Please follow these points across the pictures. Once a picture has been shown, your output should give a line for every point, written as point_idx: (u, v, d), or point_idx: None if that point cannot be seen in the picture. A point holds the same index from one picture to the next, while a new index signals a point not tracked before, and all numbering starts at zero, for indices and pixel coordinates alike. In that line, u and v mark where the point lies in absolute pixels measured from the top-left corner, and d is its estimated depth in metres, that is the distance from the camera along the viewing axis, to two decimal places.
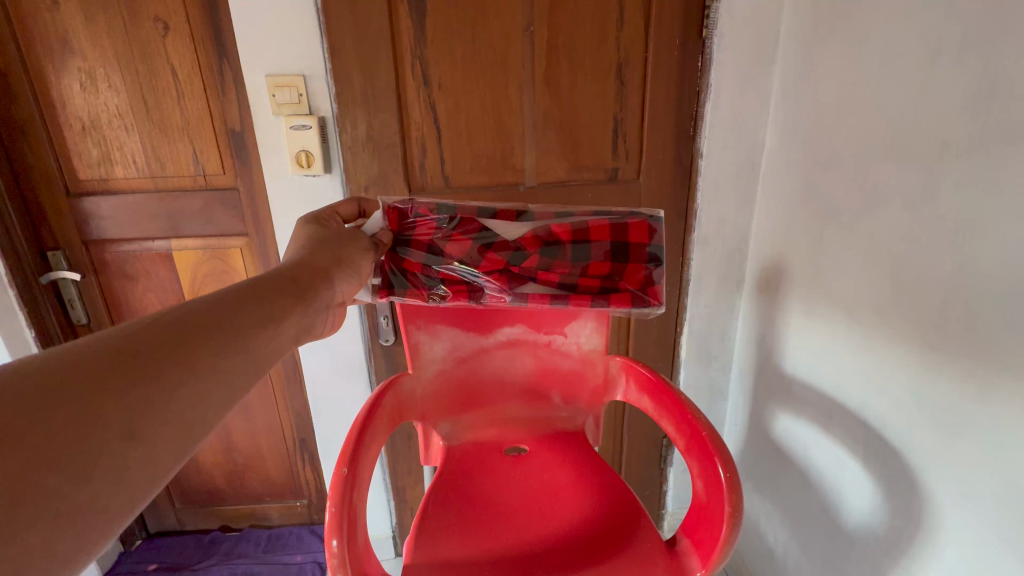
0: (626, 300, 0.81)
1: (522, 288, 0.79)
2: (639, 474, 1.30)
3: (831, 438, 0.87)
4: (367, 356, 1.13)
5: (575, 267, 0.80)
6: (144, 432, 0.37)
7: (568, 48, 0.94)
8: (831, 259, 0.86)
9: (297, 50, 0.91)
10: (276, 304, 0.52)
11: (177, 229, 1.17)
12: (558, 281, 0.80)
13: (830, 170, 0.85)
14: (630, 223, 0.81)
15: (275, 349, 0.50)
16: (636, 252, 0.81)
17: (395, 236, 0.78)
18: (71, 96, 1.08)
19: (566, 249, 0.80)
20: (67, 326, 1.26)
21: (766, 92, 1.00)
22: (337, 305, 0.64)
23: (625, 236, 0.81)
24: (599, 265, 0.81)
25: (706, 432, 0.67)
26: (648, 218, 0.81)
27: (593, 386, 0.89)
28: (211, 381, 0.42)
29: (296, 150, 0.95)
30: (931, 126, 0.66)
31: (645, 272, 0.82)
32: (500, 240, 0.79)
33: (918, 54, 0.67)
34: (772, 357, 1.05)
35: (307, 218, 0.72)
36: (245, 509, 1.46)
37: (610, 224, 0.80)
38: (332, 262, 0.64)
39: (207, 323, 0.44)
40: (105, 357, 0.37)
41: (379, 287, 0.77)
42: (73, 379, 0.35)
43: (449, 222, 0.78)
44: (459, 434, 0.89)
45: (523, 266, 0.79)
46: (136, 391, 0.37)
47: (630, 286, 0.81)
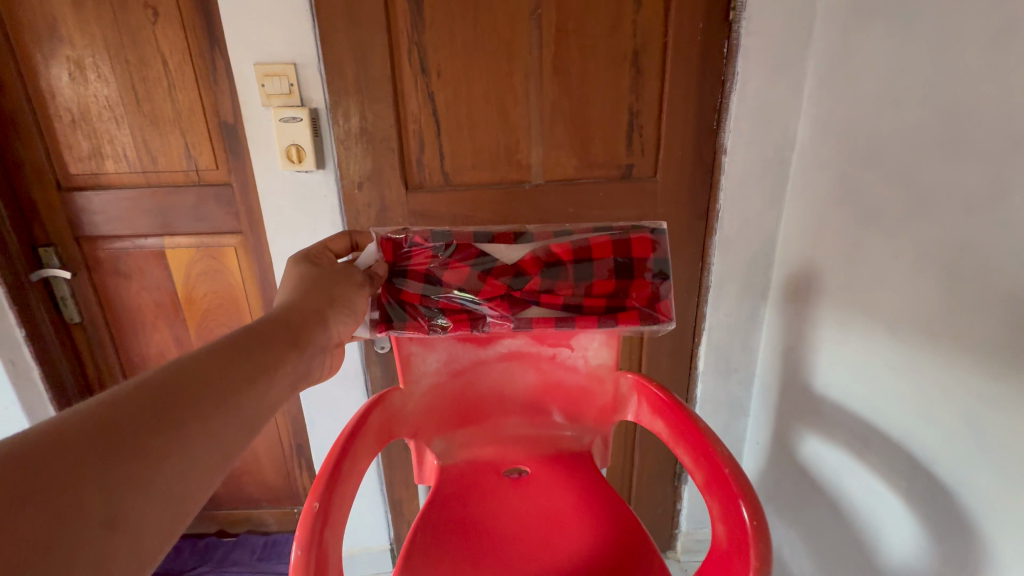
0: (632, 317, 0.74)
1: (525, 311, 0.74)
2: (650, 491, 1.23)
3: (869, 468, 0.78)
4: (362, 364, 1.07)
5: (580, 287, 0.74)
6: (126, 513, 0.36)
7: (580, 33, 0.86)
8: (871, 268, 0.76)
9: (287, 37, 0.85)
10: (265, 356, 0.52)
11: (169, 226, 1.12)
12: (562, 302, 0.74)
13: (870, 168, 0.76)
14: (632, 237, 0.74)
15: (266, 402, 0.50)
16: (641, 267, 0.75)
17: (391, 267, 0.73)
18: (60, 87, 1.03)
19: (568, 269, 0.74)
20: (61, 325, 1.22)
21: (798, 80, 0.91)
22: (332, 347, 0.63)
23: (628, 251, 0.74)
24: (603, 284, 0.74)
25: (730, 468, 0.58)
26: (650, 231, 0.75)
27: (602, 404, 0.81)
28: (197, 445, 0.43)
29: (286, 144, 0.90)
30: (996, 118, 0.57)
31: (651, 288, 0.75)
32: (500, 264, 0.74)
33: (982, 32, 0.58)
34: (800, 373, 0.96)
35: (297, 254, 0.68)
36: (241, 514, 1.42)
37: (610, 241, 0.74)
38: (324, 304, 0.62)
39: (192, 387, 0.45)
40: (87, 435, 0.37)
41: (377, 320, 0.73)
42: (53, 465, 0.35)
43: (444, 250, 0.73)
44: (454, 452, 0.82)
45: (524, 289, 0.74)
46: (119, 470, 0.37)
47: (636, 303, 0.75)
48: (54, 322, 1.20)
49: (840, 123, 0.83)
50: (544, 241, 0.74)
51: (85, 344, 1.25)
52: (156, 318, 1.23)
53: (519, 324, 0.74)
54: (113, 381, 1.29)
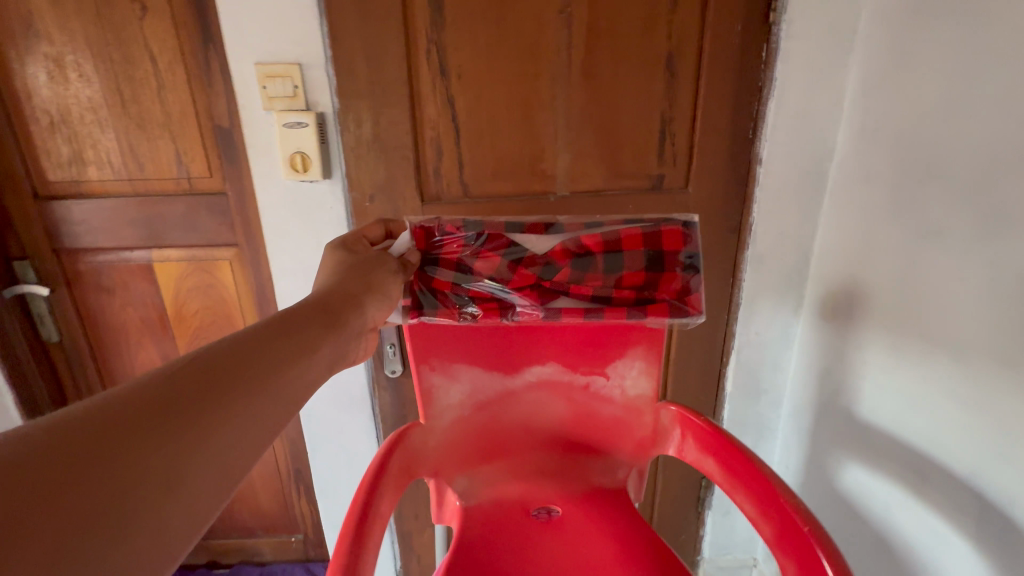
0: (662, 310, 0.67)
1: (552, 302, 0.67)
2: (673, 516, 1.16)
3: (928, 504, 0.72)
4: (370, 387, 0.99)
5: (608, 279, 0.67)
6: (182, 480, 0.35)
7: (611, 33, 0.80)
8: (931, 290, 0.71)
9: (291, 34, 0.77)
10: (304, 337, 0.51)
11: (158, 238, 1.04)
12: (590, 295, 0.68)
13: (930, 184, 0.71)
14: (662, 229, 0.67)
15: (305, 384, 0.49)
16: (672, 260, 0.68)
17: (423, 255, 0.68)
18: (37, 87, 0.94)
19: (597, 260, 0.67)
20: (37, 345, 1.12)
21: (839, 88, 0.86)
22: (368, 331, 0.59)
23: (658, 243, 0.67)
24: (633, 277, 0.67)
25: (809, 526, 0.52)
26: (682, 224, 0.67)
27: (640, 437, 0.74)
28: (243, 422, 0.41)
29: (290, 151, 0.82)
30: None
31: (681, 282, 0.68)
32: (530, 253, 0.68)
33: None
34: (840, 398, 0.90)
35: (333, 242, 0.64)
36: (235, 543, 1.33)
37: (641, 232, 0.67)
38: (361, 288, 0.59)
39: (240, 363, 0.44)
40: (144, 400, 0.36)
41: (409, 307, 0.66)
42: (112, 426, 0.34)
43: (476, 239, 0.68)
44: (477, 490, 0.74)
45: (553, 280, 0.67)
46: (174, 436, 0.36)
47: (666, 296, 0.68)
48: (30, 341, 1.10)
49: (890, 133, 0.77)
50: (573, 231, 0.68)
51: (64, 366, 1.15)
52: (143, 336, 1.13)
53: (547, 315, 0.67)
54: None
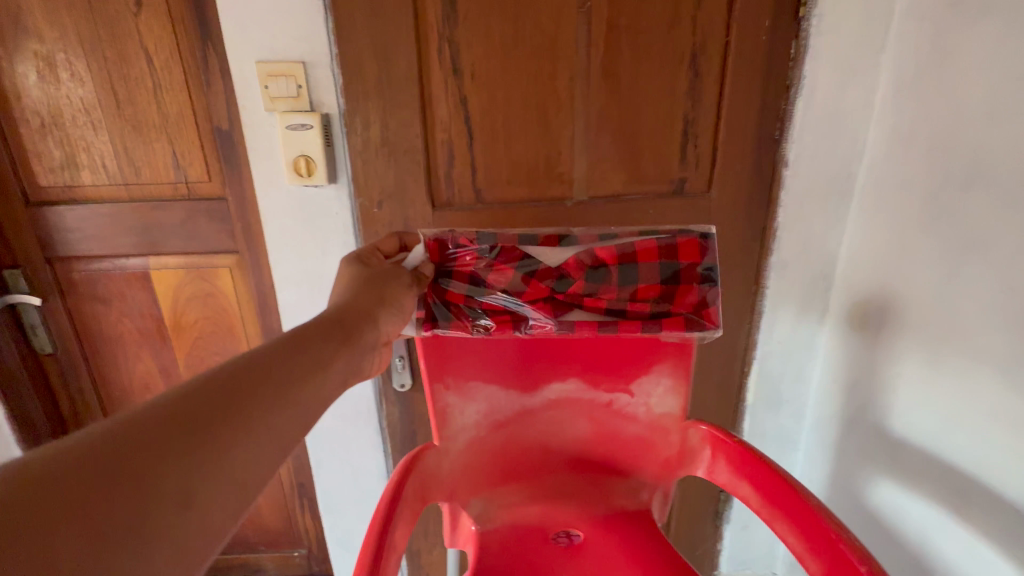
0: (677, 324, 0.64)
1: (565, 316, 0.63)
2: (691, 531, 1.12)
3: (968, 527, 0.69)
4: (377, 400, 0.95)
5: (622, 293, 0.64)
6: (200, 497, 0.36)
7: (633, 30, 0.76)
8: (974, 301, 0.67)
9: (295, 31, 0.73)
10: (320, 350, 0.50)
11: (154, 245, 0.99)
12: (604, 308, 0.64)
13: (973, 189, 0.66)
14: (679, 241, 0.63)
15: (321, 398, 0.49)
16: (689, 273, 0.63)
17: (437, 268, 0.64)
18: (27, 87, 0.90)
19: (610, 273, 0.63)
20: (29, 357, 1.07)
21: (870, 87, 0.82)
22: (382, 344, 0.58)
23: (674, 255, 0.63)
24: (648, 290, 0.64)
25: (865, 564, 0.47)
26: (699, 235, 0.63)
27: (665, 458, 0.70)
28: (260, 439, 0.41)
29: (293, 155, 0.78)
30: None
31: (698, 295, 0.64)
32: (542, 266, 0.63)
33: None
34: (870, 411, 0.86)
35: (348, 256, 0.62)
36: (236, 558, 1.28)
37: (656, 245, 0.63)
38: (375, 301, 0.57)
39: (257, 377, 0.44)
40: (164, 419, 0.36)
41: (422, 319, 0.62)
42: (132, 445, 0.34)
43: (490, 251, 0.63)
44: (493, 513, 0.70)
45: (565, 294, 0.63)
46: (193, 455, 0.36)
47: (681, 309, 0.64)
48: (22, 353, 1.06)
49: (928, 134, 0.73)
50: (587, 243, 0.64)
51: (58, 377, 1.10)
52: (140, 347, 1.09)
53: (560, 328, 0.64)
54: (90, 417, 1.15)
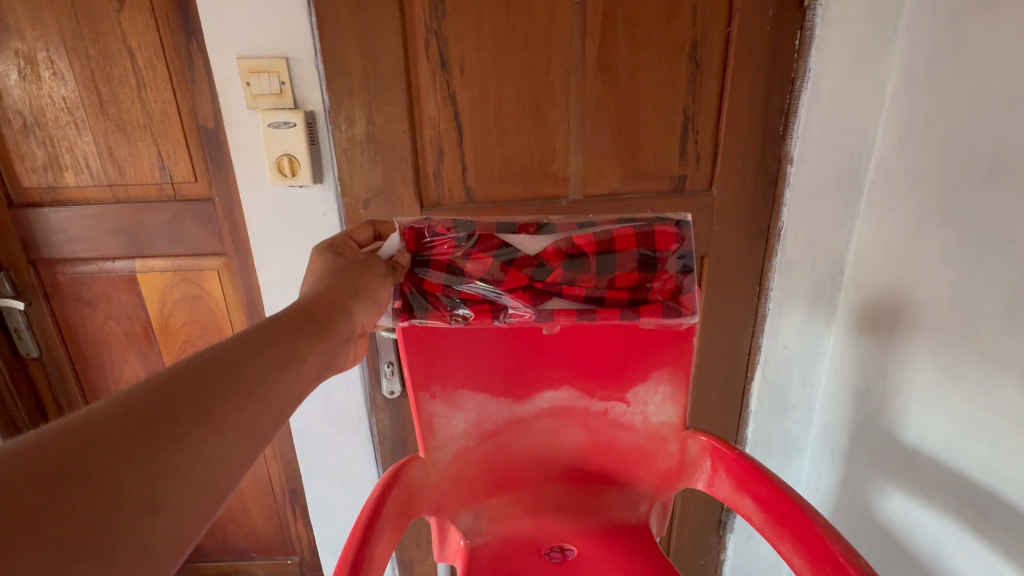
0: (654, 311, 0.61)
1: (544, 304, 0.61)
2: (693, 541, 1.09)
3: (988, 543, 0.65)
4: (367, 406, 0.92)
5: (600, 281, 0.61)
6: (166, 500, 0.34)
7: (631, 22, 0.72)
8: (994, 304, 0.63)
9: (278, 25, 0.70)
10: (294, 344, 0.47)
11: (140, 247, 0.97)
12: (582, 296, 0.61)
13: (994, 184, 0.63)
14: (655, 230, 0.60)
15: (297, 392, 0.46)
16: (665, 261, 0.61)
17: (414, 257, 0.61)
18: (9, 86, 0.88)
19: (587, 262, 0.60)
20: (16, 361, 1.05)
21: (880, 78, 0.78)
22: (357, 336, 0.55)
23: (650, 244, 0.60)
24: (624, 279, 0.61)
25: None
26: (675, 223, 0.60)
27: (664, 469, 0.67)
28: (231, 434, 0.39)
29: (276, 154, 0.75)
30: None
31: (675, 282, 0.61)
32: (520, 255, 0.60)
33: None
34: (881, 419, 0.82)
35: (320, 244, 0.59)
36: (229, 566, 1.26)
37: (635, 232, 0.60)
38: (349, 292, 0.54)
39: (225, 373, 0.41)
40: (122, 423, 0.34)
41: (399, 310, 0.59)
42: (88, 453, 0.32)
43: (467, 240, 0.60)
44: (484, 527, 0.67)
45: (544, 282, 0.60)
46: (155, 458, 0.34)
47: (657, 297, 0.61)
48: (8, 357, 1.04)
49: (944, 127, 0.69)
50: (565, 230, 0.61)
51: (45, 382, 1.08)
52: (127, 351, 1.07)
53: (539, 317, 0.61)
54: None
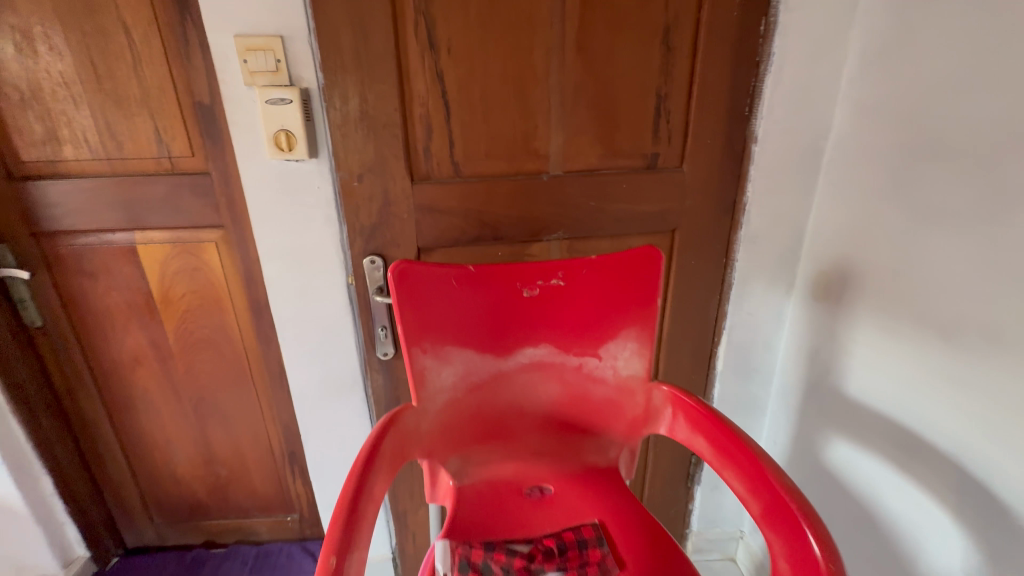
0: (627, 307, 0.71)
1: (537, 307, 0.71)
2: (663, 493, 1.18)
3: (911, 480, 0.74)
4: (362, 370, 0.99)
5: (585, 290, 0.71)
6: None
7: (607, 4, 0.77)
8: (928, 271, 0.71)
9: (273, 5, 0.74)
10: None
11: (140, 220, 1.01)
12: (567, 301, 0.71)
13: (930, 162, 0.70)
14: (634, 253, 0.70)
15: None
16: (639, 279, 0.70)
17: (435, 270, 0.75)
18: (5, 61, 0.90)
19: (574, 276, 0.70)
20: (20, 330, 1.09)
21: (838, 64, 0.84)
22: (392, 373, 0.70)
23: (629, 265, 0.70)
24: (605, 289, 0.71)
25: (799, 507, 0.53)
26: (651, 249, 0.70)
27: (632, 418, 0.74)
28: None
29: (273, 129, 0.79)
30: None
31: (647, 292, 0.70)
32: (518, 269, 0.70)
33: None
34: (829, 377, 0.91)
35: None
36: (231, 524, 1.33)
37: (615, 255, 0.70)
38: None
39: None
40: None
41: None
42: None
43: None
44: (470, 471, 0.75)
45: (537, 291, 0.71)
46: None
47: (630, 300, 0.71)
48: (13, 327, 1.08)
49: (890, 111, 0.76)
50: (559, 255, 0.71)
51: (49, 350, 1.12)
52: (128, 320, 1.11)
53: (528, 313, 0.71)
54: (83, 393, 1.17)
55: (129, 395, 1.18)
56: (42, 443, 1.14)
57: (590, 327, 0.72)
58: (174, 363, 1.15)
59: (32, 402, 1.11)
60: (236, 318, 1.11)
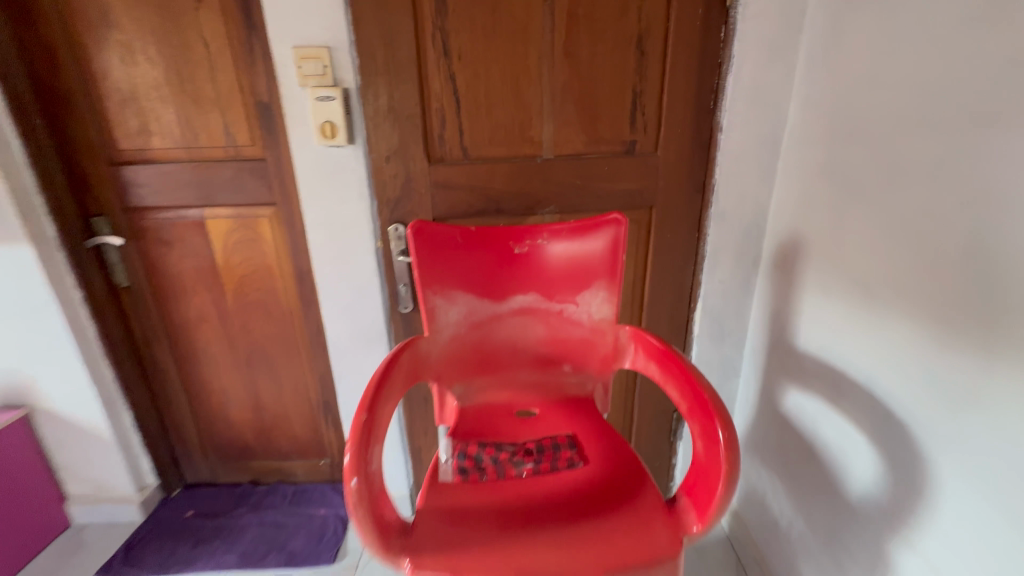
0: (597, 262, 0.87)
1: (525, 262, 0.88)
2: (649, 446, 1.33)
3: (841, 412, 0.88)
4: (387, 324, 1.18)
5: (563, 249, 0.88)
6: None
7: (589, 17, 0.94)
8: (850, 235, 0.85)
9: (323, 23, 0.94)
10: None
11: (209, 198, 1.23)
12: (549, 257, 0.88)
13: (853, 143, 0.84)
14: (603, 221, 0.86)
15: None
16: (607, 240, 0.86)
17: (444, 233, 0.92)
18: (111, 69, 1.13)
19: (555, 237, 0.88)
20: (110, 289, 1.32)
21: (789, 64, 0.99)
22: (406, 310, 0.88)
23: (599, 229, 0.86)
24: (579, 247, 0.87)
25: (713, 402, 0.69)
26: (615, 219, 0.86)
27: (603, 355, 0.91)
28: None
29: (320, 121, 0.99)
30: (969, 94, 0.63)
31: (613, 251, 0.87)
32: (510, 231, 0.88)
33: (959, 10, 0.64)
34: (785, 335, 1.05)
35: None
36: (273, 465, 1.54)
37: (587, 221, 0.87)
38: None
39: None
40: None
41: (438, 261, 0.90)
42: None
43: None
44: (471, 395, 0.92)
45: (524, 249, 0.88)
46: None
47: (600, 257, 0.87)
48: (105, 286, 1.31)
49: (827, 102, 0.90)
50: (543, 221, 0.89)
51: (133, 307, 1.35)
52: (195, 283, 1.33)
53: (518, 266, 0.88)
54: (158, 344, 1.40)
55: (193, 348, 1.40)
56: (125, 384, 1.39)
57: (568, 279, 0.89)
58: (231, 321, 1.37)
59: (117, 349, 1.36)
60: (284, 283, 1.32)
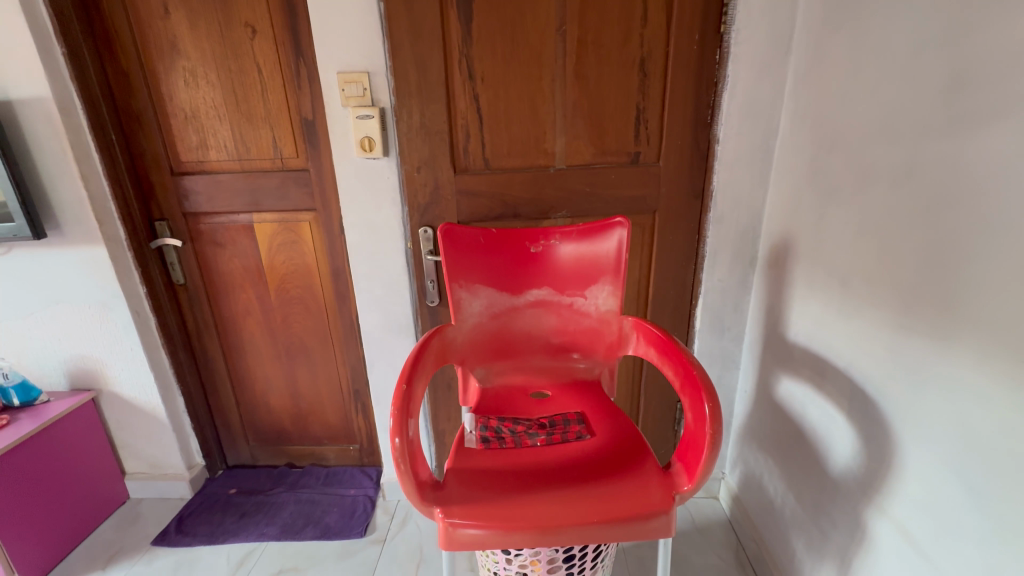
0: (603, 260, 0.99)
1: (539, 260, 1.00)
2: (655, 433, 1.43)
3: (825, 395, 0.97)
4: (415, 316, 1.30)
5: (573, 248, 0.99)
6: None
7: (597, 43, 1.06)
8: (832, 235, 0.95)
9: (364, 52, 1.08)
10: None
11: (258, 204, 1.38)
12: (560, 255, 1.00)
13: (833, 153, 0.94)
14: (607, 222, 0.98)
15: None
16: (611, 240, 0.98)
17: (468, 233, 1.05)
18: (177, 91, 1.29)
19: (565, 238, 0.99)
20: (169, 285, 1.48)
21: (780, 82, 1.09)
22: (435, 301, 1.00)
23: (604, 229, 0.98)
24: (587, 247, 0.99)
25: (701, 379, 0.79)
26: (619, 220, 0.97)
27: (609, 342, 1.02)
28: None
29: (360, 136, 1.12)
30: (923, 111, 0.73)
31: (618, 249, 0.98)
32: (526, 232, 1.00)
33: (915, 40, 0.74)
34: (778, 327, 1.15)
35: None
36: (307, 449, 1.67)
37: (594, 223, 0.99)
38: None
39: None
40: None
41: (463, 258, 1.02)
42: None
43: None
44: (491, 378, 1.04)
45: (538, 248, 1.00)
46: None
47: (605, 254, 0.98)
48: (164, 282, 1.47)
49: (812, 116, 1.00)
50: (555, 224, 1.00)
51: (187, 302, 1.51)
52: (243, 280, 1.48)
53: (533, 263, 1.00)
54: (208, 336, 1.55)
55: (239, 339, 1.55)
56: (178, 371, 1.54)
57: (577, 275, 1.00)
58: (274, 315, 1.51)
59: (173, 339, 1.51)
60: (321, 280, 1.46)
